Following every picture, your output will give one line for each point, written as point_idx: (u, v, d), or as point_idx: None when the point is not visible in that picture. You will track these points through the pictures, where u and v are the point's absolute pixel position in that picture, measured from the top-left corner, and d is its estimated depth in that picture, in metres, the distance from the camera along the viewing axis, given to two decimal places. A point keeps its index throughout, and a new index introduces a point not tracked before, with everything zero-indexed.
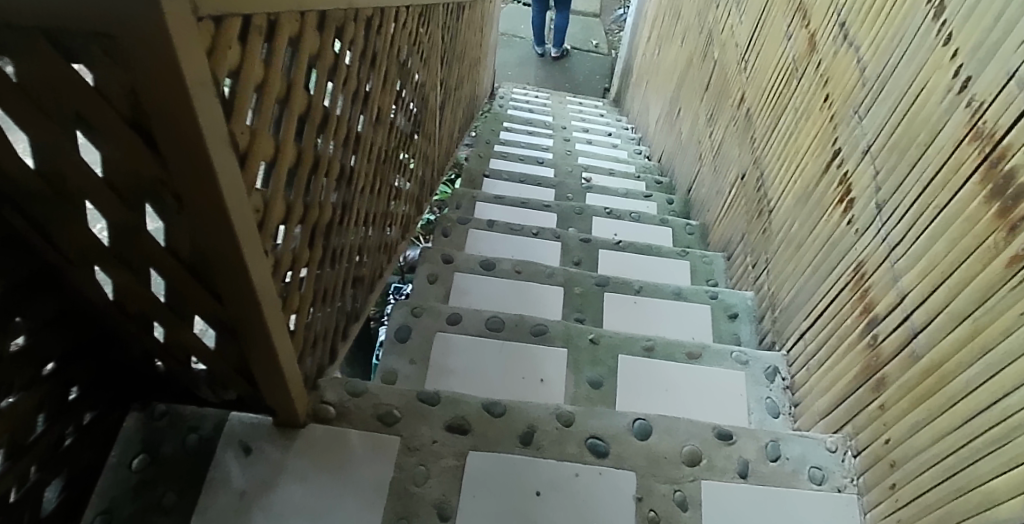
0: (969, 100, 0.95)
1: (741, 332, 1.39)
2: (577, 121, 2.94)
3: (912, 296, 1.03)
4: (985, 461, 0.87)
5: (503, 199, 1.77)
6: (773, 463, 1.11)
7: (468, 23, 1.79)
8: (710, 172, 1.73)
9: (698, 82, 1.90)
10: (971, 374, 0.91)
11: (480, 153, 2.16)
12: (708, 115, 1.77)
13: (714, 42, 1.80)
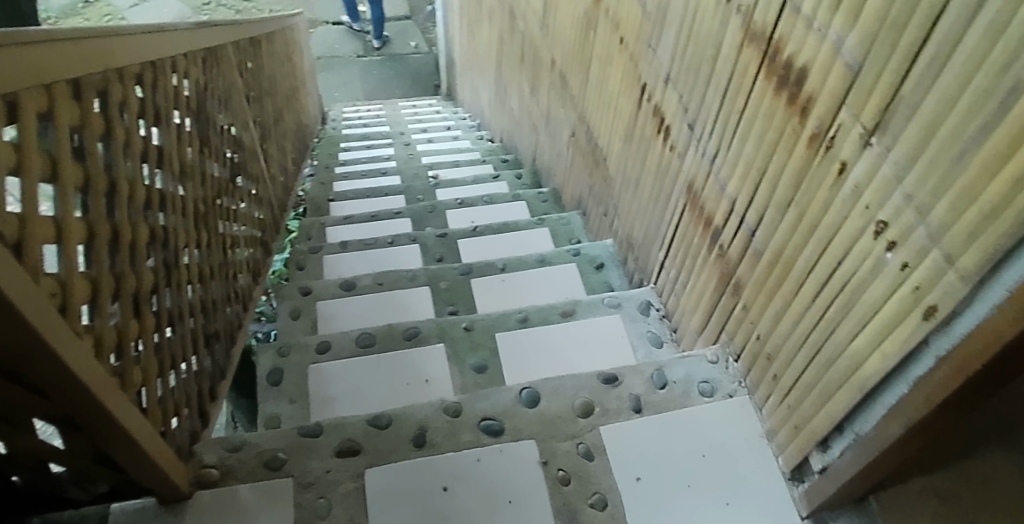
0: (738, 8, 1.06)
1: (612, 280, 1.43)
2: (417, 124, 2.95)
3: (740, 200, 1.13)
4: (841, 328, 1.01)
5: (351, 218, 1.76)
6: (662, 390, 1.20)
7: (267, 56, 1.76)
8: (546, 138, 1.77)
9: (513, 56, 1.94)
10: (807, 254, 1.04)
11: (323, 181, 2.14)
12: (529, 85, 1.82)
13: (516, 14, 1.84)
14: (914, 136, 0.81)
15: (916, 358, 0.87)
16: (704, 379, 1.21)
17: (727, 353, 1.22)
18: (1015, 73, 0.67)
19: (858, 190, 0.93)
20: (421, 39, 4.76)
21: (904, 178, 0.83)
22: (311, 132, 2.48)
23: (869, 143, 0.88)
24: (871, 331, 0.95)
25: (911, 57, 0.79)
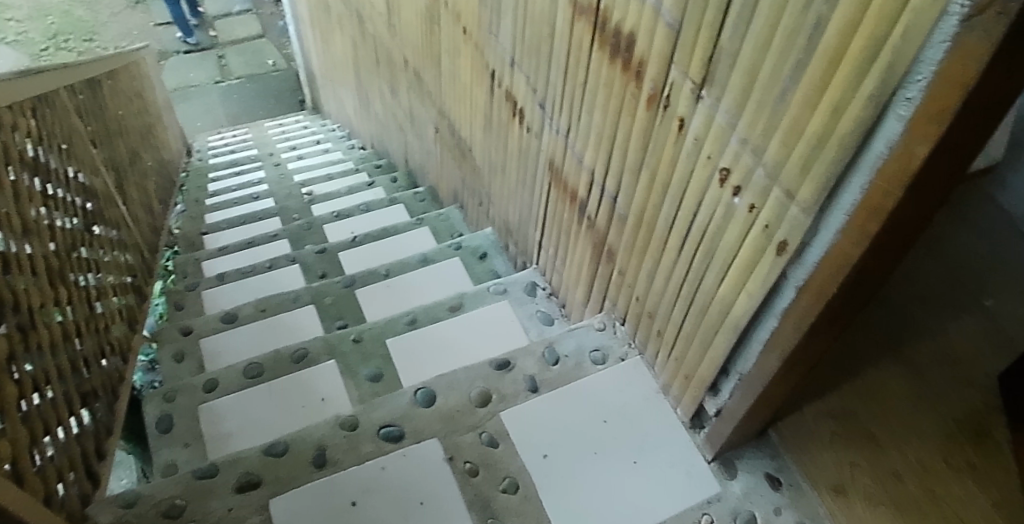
0: None
1: (497, 267, 1.47)
2: (285, 144, 2.91)
3: (599, 169, 1.17)
4: (710, 275, 1.06)
5: (227, 248, 1.74)
6: (555, 366, 1.22)
7: (109, 97, 1.68)
8: (414, 138, 1.79)
9: (369, 61, 1.92)
10: (665, 211, 1.09)
11: (194, 215, 2.08)
12: (389, 88, 1.82)
13: (363, 18, 1.82)
14: (738, 83, 0.93)
15: (779, 289, 1.01)
16: (595, 347, 1.24)
17: (614, 318, 1.25)
18: (816, 10, 0.76)
19: (697, 143, 1.02)
20: (279, 56, 4.57)
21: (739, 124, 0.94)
22: (175, 168, 2.37)
23: (700, 96, 1.00)
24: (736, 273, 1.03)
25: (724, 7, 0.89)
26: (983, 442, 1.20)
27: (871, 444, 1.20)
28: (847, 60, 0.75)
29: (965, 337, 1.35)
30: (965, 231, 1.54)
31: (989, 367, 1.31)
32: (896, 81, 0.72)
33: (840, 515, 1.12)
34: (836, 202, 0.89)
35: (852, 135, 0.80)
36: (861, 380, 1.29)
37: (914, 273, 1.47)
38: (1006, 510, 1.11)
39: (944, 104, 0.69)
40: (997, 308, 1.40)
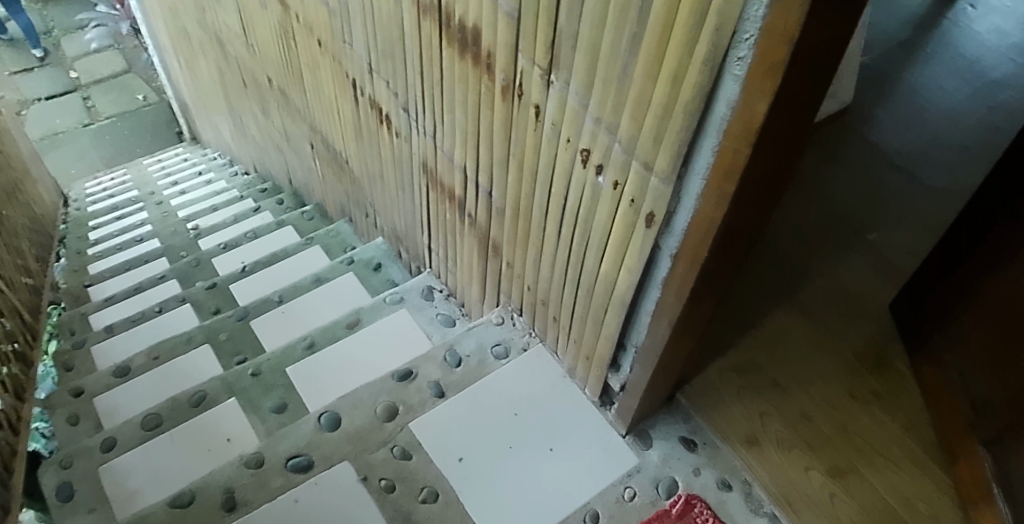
0: None
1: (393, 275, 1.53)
2: (166, 180, 2.85)
3: (470, 166, 1.17)
4: (590, 256, 1.07)
5: (113, 299, 1.80)
6: (458, 368, 1.22)
7: None
8: (295, 157, 1.84)
9: (237, 84, 1.89)
10: (538, 199, 1.10)
11: (76, 268, 2.19)
12: (261, 109, 1.82)
13: (224, 42, 1.77)
14: (583, 63, 0.93)
15: (656, 259, 1.01)
16: (496, 342, 1.26)
17: (511, 311, 1.29)
18: None
19: (555, 127, 1.02)
20: (149, 89, 3.92)
21: (589, 105, 0.96)
22: (51, 223, 2.37)
23: (549, 81, 0.98)
24: (613, 252, 1.04)
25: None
26: (886, 370, 1.28)
27: (777, 391, 1.24)
28: (679, 26, 0.77)
29: (854, 273, 1.41)
30: (842, 169, 1.59)
31: (879, 296, 1.37)
32: (728, 39, 0.75)
33: (756, 464, 1.16)
34: (690, 165, 0.91)
35: (694, 99, 0.82)
36: (760, 329, 1.32)
37: (797, 216, 1.51)
38: (914, 433, 1.21)
39: (774, 57, 0.72)
40: (880, 239, 1.45)
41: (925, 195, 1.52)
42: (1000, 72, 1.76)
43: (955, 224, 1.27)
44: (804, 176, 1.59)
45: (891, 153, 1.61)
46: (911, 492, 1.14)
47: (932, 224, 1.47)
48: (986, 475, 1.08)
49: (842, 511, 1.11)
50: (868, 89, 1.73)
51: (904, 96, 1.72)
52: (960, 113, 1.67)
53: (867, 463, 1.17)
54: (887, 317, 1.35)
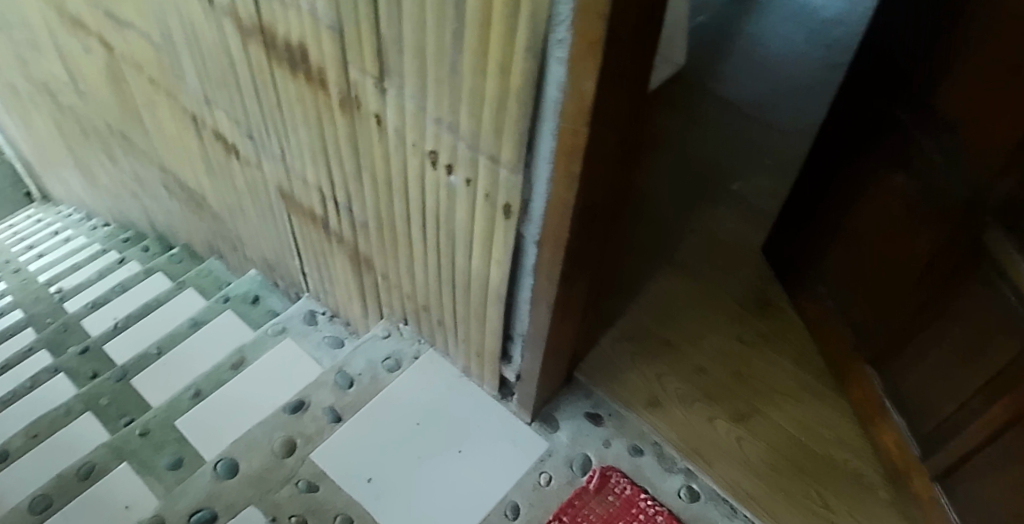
0: (224, 12, 1.03)
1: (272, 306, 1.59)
2: (19, 246, 2.66)
3: (327, 184, 1.15)
4: (458, 256, 1.07)
5: None
6: (352, 389, 1.19)
7: None
8: (153, 201, 1.78)
9: (78, 135, 1.80)
10: (398, 206, 1.09)
11: None
12: (109, 157, 1.73)
13: (54, 92, 1.67)
14: (412, 65, 0.90)
15: (522, 248, 1.02)
16: (386, 355, 1.24)
17: (396, 322, 1.27)
18: None
19: (399, 133, 1.00)
20: None
21: (427, 107, 0.94)
22: None
23: (383, 88, 0.96)
24: (480, 247, 1.04)
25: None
26: (769, 310, 1.36)
27: (670, 349, 1.28)
28: (496, 16, 0.78)
29: (722, 224, 1.47)
30: (700, 128, 1.65)
31: (748, 243, 1.45)
32: (545, 22, 0.76)
33: (662, 425, 1.19)
34: (535, 152, 0.92)
35: (526, 84, 0.83)
36: (644, 293, 1.35)
37: (660, 179, 1.55)
38: (804, 364, 1.29)
39: (592, 34, 0.74)
40: (742, 189, 1.53)
41: (776, 140, 1.62)
42: (823, 16, 1.97)
43: (807, 161, 1.33)
44: (660, 138, 1.64)
45: (745, 102, 1.70)
46: (811, 420, 1.23)
47: (784, 167, 1.57)
48: (877, 392, 1.20)
49: (753, 451, 1.18)
50: (703, 50, 1.82)
51: (750, 52, 1.83)
52: (803, 57, 1.84)
53: (767, 401, 1.24)
54: (762, 261, 1.43)
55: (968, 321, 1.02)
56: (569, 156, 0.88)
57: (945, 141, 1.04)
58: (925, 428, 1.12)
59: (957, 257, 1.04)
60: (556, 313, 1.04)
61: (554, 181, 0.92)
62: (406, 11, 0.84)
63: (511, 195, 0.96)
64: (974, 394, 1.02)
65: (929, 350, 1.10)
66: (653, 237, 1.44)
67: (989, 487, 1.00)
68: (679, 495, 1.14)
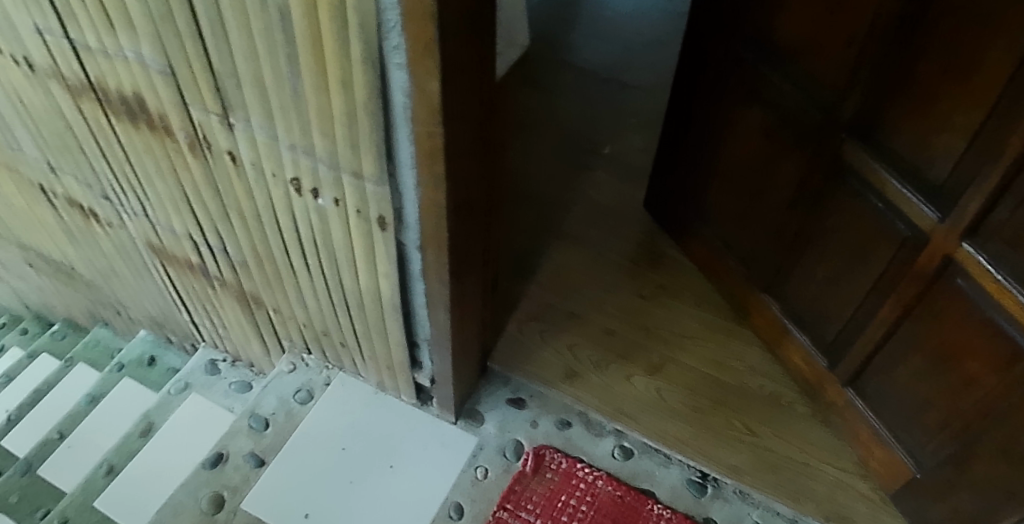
0: (46, 73, 0.97)
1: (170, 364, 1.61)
2: None
3: (196, 230, 1.11)
4: (345, 275, 1.07)
5: None
6: (268, 430, 1.17)
7: None
8: (20, 280, 1.68)
9: None
10: (273, 239, 1.07)
11: None
12: None
13: None
14: (254, 97, 0.88)
15: (406, 256, 1.02)
16: (297, 389, 1.23)
17: (299, 353, 1.25)
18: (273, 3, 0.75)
19: (257, 166, 0.98)
20: None
21: (279, 135, 0.92)
22: None
23: (231, 124, 0.93)
24: (364, 263, 1.04)
25: (198, 36, 0.83)
26: (663, 262, 1.41)
27: (575, 319, 1.30)
28: (326, 35, 0.77)
29: (601, 189, 1.51)
30: (562, 98, 1.71)
31: (629, 202, 1.50)
32: (376, 33, 0.75)
33: (583, 394, 1.21)
34: (396, 160, 0.91)
35: (371, 96, 0.82)
36: (541, 271, 1.37)
37: (534, 157, 1.58)
38: (704, 305, 1.36)
39: (426, 37, 0.74)
40: (614, 152, 1.59)
41: (635, 99, 1.71)
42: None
43: (669, 113, 1.37)
44: (527, 118, 1.66)
45: (600, 66, 1.79)
46: (720, 355, 1.29)
47: (649, 123, 1.65)
48: (776, 317, 1.27)
49: (674, 397, 1.23)
50: (547, 30, 1.88)
51: (598, 18, 1.93)
52: (648, 18, 1.96)
53: (677, 347, 1.29)
54: (648, 217, 1.49)
55: (847, 232, 1.10)
56: (431, 159, 0.88)
57: (788, 70, 1.09)
58: (827, 339, 1.20)
59: (822, 176, 1.10)
60: (455, 312, 1.06)
61: (421, 186, 0.92)
62: (236, 44, 0.82)
63: (382, 207, 0.96)
64: (867, 298, 1.11)
65: (817, 267, 1.17)
66: (539, 215, 1.46)
67: (897, 379, 1.10)
68: (614, 456, 1.18)
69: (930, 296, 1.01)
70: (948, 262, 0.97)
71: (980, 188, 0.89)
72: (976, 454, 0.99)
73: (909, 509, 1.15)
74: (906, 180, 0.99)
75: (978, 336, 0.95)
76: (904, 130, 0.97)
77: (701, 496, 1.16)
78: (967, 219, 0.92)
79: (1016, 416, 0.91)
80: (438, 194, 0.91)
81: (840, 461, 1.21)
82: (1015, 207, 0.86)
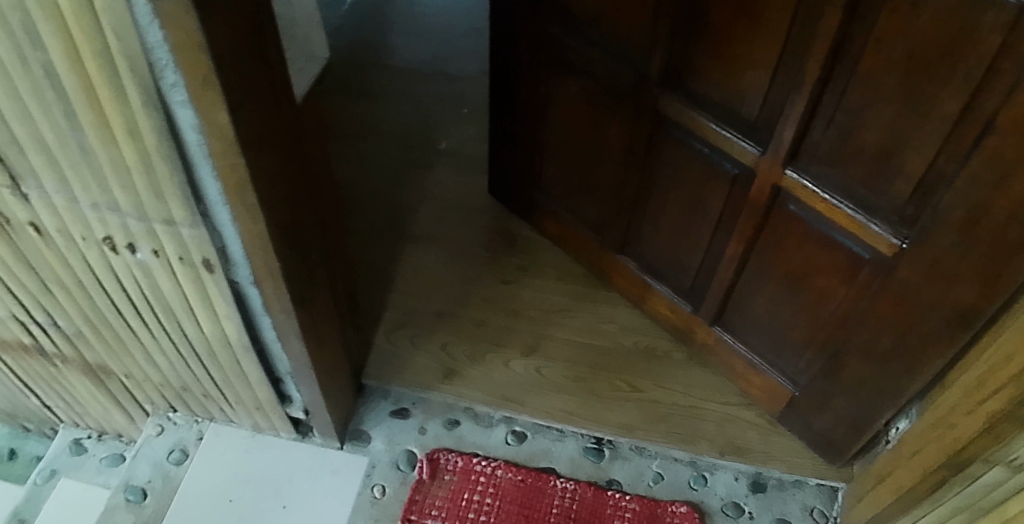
0: None
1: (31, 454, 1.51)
2: None
3: (17, 310, 1.03)
4: (187, 326, 1.03)
5: None
6: (147, 499, 1.12)
7: None
8: None
9: None
10: (101, 304, 1.01)
11: None
12: None
13: None
14: (41, 162, 0.82)
15: (243, 293, 0.98)
16: (170, 450, 1.17)
17: (163, 413, 1.20)
18: (35, 61, 0.70)
19: (64, 232, 0.91)
20: None
21: (80, 196, 0.86)
22: None
23: (25, 194, 0.87)
24: (201, 311, 1.00)
25: None
26: (519, 245, 1.42)
27: (442, 318, 1.29)
28: (99, 87, 0.72)
29: (446, 183, 1.51)
30: (389, 101, 1.68)
31: (475, 190, 1.51)
32: (148, 72, 0.70)
33: (465, 390, 1.21)
34: (205, 199, 0.86)
35: (161, 138, 0.77)
36: (398, 276, 1.35)
37: (372, 162, 1.55)
38: (568, 277, 1.38)
39: (202, 71, 0.69)
40: (451, 146, 1.59)
41: (462, 90, 1.71)
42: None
43: (492, 98, 1.35)
44: (358, 125, 1.63)
45: (422, 63, 1.78)
46: (589, 322, 1.32)
47: (479, 112, 1.66)
48: (634, 274, 1.31)
49: (554, 373, 1.25)
50: (362, 36, 1.84)
51: (413, 14, 1.91)
52: (462, 6, 1.96)
53: (548, 324, 1.31)
54: (495, 202, 1.49)
55: (681, 180, 1.13)
56: (241, 191, 0.83)
57: (593, 36, 1.10)
58: (685, 286, 1.25)
59: (645, 132, 1.12)
60: (310, 340, 1.03)
61: (238, 221, 0.87)
62: (7, 110, 0.76)
63: (203, 249, 0.91)
64: (713, 239, 1.15)
65: (661, 219, 1.20)
66: (389, 221, 1.44)
67: (754, 308, 1.16)
68: (507, 442, 1.19)
69: (771, 224, 1.05)
70: (778, 191, 1.01)
71: (790, 119, 0.93)
72: (844, 362, 1.06)
73: (794, 424, 1.22)
74: (724, 122, 1.02)
75: (819, 253, 1.01)
76: (710, 76, 0.99)
77: (600, 461, 1.20)
78: (786, 148, 0.96)
79: (874, 318, 0.98)
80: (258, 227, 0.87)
81: (722, 397, 1.27)
82: (828, 125, 0.90)
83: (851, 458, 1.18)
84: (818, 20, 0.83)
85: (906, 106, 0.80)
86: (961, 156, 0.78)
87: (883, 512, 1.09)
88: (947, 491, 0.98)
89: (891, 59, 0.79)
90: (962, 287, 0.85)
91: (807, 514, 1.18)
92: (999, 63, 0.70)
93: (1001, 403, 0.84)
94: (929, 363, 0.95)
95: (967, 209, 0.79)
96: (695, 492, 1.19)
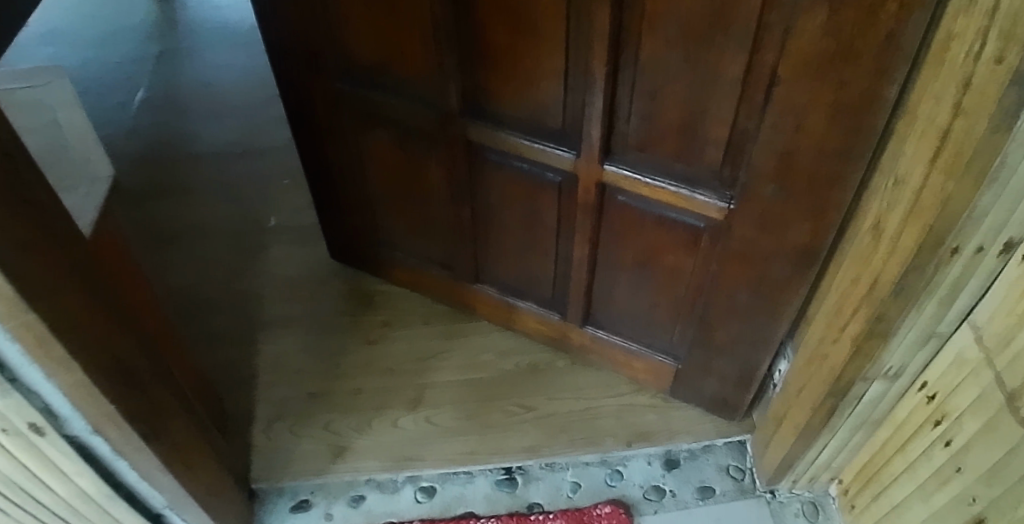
0: None
1: None
2: None
3: None
4: (36, 503, 0.84)
5: None
6: None
7: None
8: None
9: None
10: None
11: None
12: None
13: None
14: None
15: (86, 444, 0.82)
16: None
17: None
18: None
19: None
20: None
21: None
22: None
23: None
24: (45, 480, 0.82)
25: None
26: (376, 301, 1.42)
27: (319, 399, 1.28)
28: None
29: (288, 261, 1.49)
30: (205, 193, 1.64)
31: (317, 259, 1.49)
32: None
33: (360, 463, 1.20)
34: (8, 364, 0.68)
35: None
36: (261, 371, 1.32)
37: (204, 261, 1.50)
38: (432, 319, 1.39)
39: None
40: (281, 220, 1.57)
41: (275, 162, 1.70)
42: (248, 24, 2.06)
43: (305, 167, 1.31)
44: (180, 228, 1.57)
45: (229, 145, 1.74)
46: (462, 358, 1.33)
47: (301, 178, 1.66)
48: (496, 299, 1.33)
49: (444, 418, 1.25)
50: (159, 135, 1.77)
51: (208, 99, 1.85)
52: (256, 78, 1.91)
53: (426, 372, 1.31)
54: (343, 265, 1.48)
55: (508, 200, 1.14)
56: (45, 342, 0.66)
57: (386, 83, 1.08)
58: (547, 296, 1.26)
59: (463, 163, 1.11)
60: (176, 466, 0.94)
61: (54, 375, 0.70)
62: None
63: (25, 415, 0.73)
64: (558, 244, 1.16)
65: (503, 240, 1.21)
66: (235, 318, 1.40)
67: (616, 299, 1.18)
68: (418, 501, 1.17)
69: (608, 217, 1.06)
70: (604, 187, 1.02)
71: (593, 117, 0.93)
72: (713, 325, 1.09)
73: (685, 394, 1.25)
74: (532, 134, 1.02)
75: (658, 233, 1.03)
76: (506, 94, 0.99)
77: (515, 489, 1.19)
78: (598, 146, 0.96)
79: (726, 280, 1.00)
80: (80, 377, 0.71)
81: (613, 390, 1.30)
82: (630, 113, 0.90)
83: (748, 409, 1.23)
84: (591, 18, 0.83)
85: (696, 76, 0.81)
86: (757, 111, 0.80)
87: (788, 454, 1.09)
88: (840, 416, 0.97)
89: (667, 39, 0.80)
90: (793, 228, 0.88)
91: (724, 474, 1.20)
92: (764, 19, 0.72)
93: (861, 322, 0.83)
94: (787, 304, 0.98)
95: (778, 156, 0.81)
96: (615, 488, 1.19)
